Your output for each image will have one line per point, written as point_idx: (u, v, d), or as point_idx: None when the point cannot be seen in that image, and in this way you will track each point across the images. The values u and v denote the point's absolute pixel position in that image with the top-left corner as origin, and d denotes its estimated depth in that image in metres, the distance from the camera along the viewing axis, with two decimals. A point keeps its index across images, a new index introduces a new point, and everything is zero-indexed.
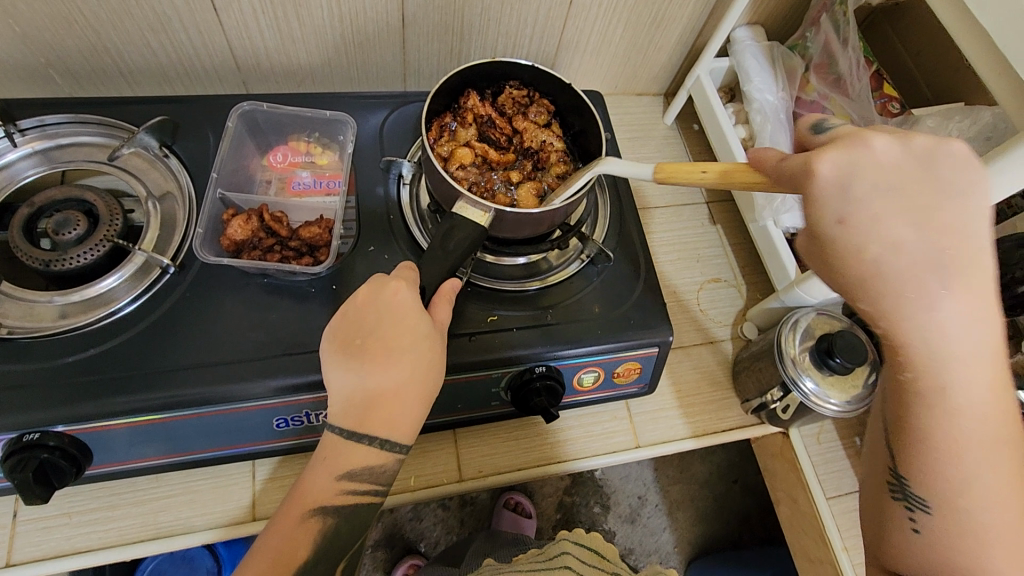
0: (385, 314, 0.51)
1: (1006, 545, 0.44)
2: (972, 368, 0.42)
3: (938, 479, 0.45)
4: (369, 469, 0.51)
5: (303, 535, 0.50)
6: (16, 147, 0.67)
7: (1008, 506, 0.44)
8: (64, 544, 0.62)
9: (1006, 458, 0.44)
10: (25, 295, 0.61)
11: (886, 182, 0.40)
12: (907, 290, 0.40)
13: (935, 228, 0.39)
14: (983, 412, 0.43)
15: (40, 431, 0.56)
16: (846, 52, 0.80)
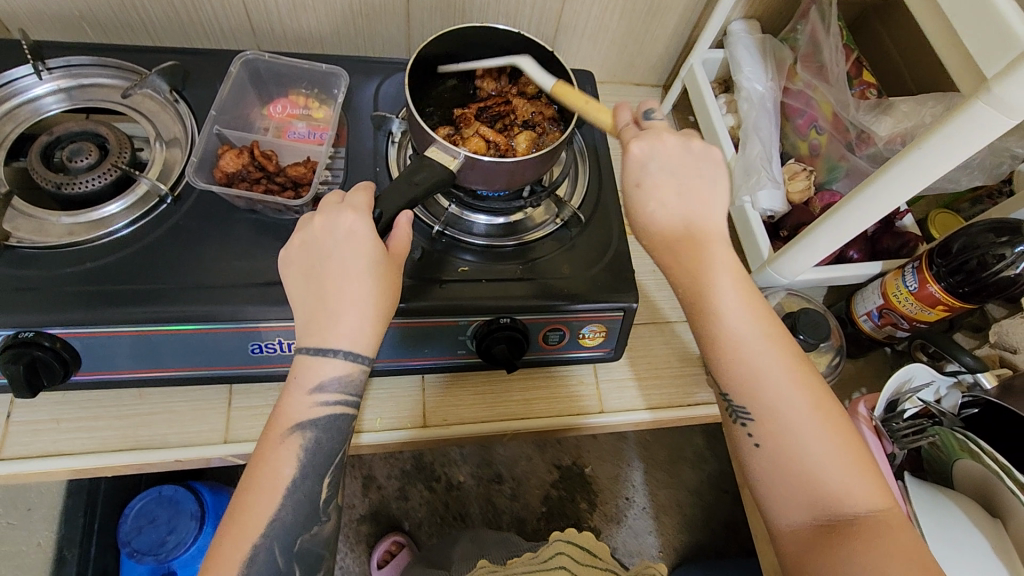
0: (339, 241, 0.56)
1: (805, 432, 0.55)
2: (730, 288, 0.57)
3: (750, 392, 0.56)
4: (336, 379, 0.56)
5: (286, 454, 0.55)
6: (43, 83, 0.73)
7: (804, 401, 0.56)
8: (49, 446, 0.67)
9: (782, 360, 0.56)
10: (37, 212, 0.67)
11: (667, 159, 0.58)
12: (673, 238, 0.57)
13: (689, 190, 0.58)
14: (751, 331, 0.56)
15: (35, 330, 0.61)
16: (829, 40, 0.81)
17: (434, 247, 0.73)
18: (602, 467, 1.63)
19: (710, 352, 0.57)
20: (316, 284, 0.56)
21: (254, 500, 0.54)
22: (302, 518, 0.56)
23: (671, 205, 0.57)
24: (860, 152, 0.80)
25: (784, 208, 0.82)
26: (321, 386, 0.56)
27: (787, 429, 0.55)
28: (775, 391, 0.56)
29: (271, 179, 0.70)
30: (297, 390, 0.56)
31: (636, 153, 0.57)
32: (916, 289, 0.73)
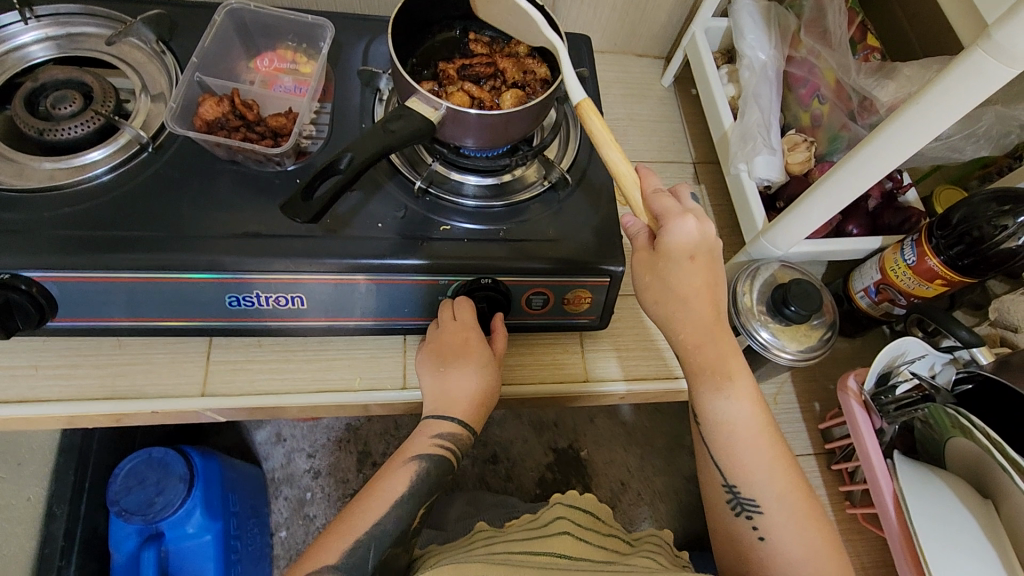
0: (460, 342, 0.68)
1: (796, 531, 0.60)
2: (741, 399, 0.61)
3: (753, 488, 0.61)
4: (447, 432, 0.67)
5: (401, 477, 0.65)
6: (29, 29, 0.73)
7: (797, 506, 0.60)
8: (27, 392, 0.67)
9: (778, 462, 0.61)
10: (18, 157, 0.67)
11: (695, 246, 0.59)
12: (701, 322, 0.61)
13: (709, 289, 0.60)
14: (754, 431, 0.61)
15: (11, 273, 0.61)
16: (833, 4, 0.78)
17: (416, 204, 0.72)
18: (598, 452, 1.61)
19: (716, 446, 0.62)
20: (439, 362, 0.69)
21: (365, 511, 0.63)
22: (394, 530, 0.63)
23: (693, 288, 0.60)
24: (862, 121, 0.77)
25: (780, 178, 0.79)
26: (437, 433, 0.67)
27: (780, 526, 0.60)
28: (772, 492, 0.60)
29: (251, 129, 0.68)
30: (419, 431, 0.68)
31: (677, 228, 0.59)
32: (915, 263, 0.71)
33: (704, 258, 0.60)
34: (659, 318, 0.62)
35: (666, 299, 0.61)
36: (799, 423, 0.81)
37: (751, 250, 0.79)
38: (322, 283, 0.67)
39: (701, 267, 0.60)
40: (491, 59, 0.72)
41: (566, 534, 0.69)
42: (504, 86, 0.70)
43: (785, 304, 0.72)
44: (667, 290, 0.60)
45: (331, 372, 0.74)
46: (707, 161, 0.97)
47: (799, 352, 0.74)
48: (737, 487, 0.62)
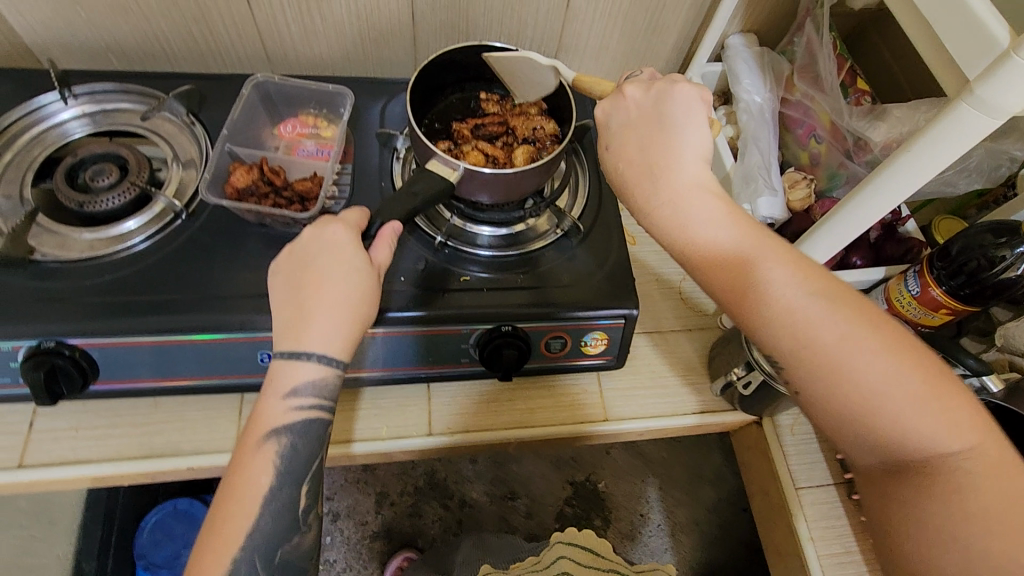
0: (336, 253, 0.57)
1: (858, 362, 0.47)
2: (718, 229, 0.53)
3: (775, 332, 0.50)
4: (308, 384, 0.56)
5: (262, 463, 0.56)
6: (68, 108, 0.78)
7: (844, 318, 0.48)
8: (70, 453, 0.70)
9: (803, 290, 0.49)
10: (59, 229, 0.70)
11: (633, 111, 0.60)
12: (638, 179, 0.57)
13: (654, 135, 0.57)
14: (755, 265, 0.51)
15: (56, 340, 0.64)
16: (822, 51, 0.82)
17: (436, 258, 0.75)
18: (616, 484, 1.61)
19: (733, 311, 0.52)
20: (295, 291, 0.56)
21: (232, 513, 0.54)
22: (281, 526, 0.56)
23: (637, 143, 0.58)
24: (858, 160, 0.81)
25: (782, 216, 0.83)
26: (295, 392, 0.56)
27: (840, 360, 0.47)
28: (815, 330, 0.48)
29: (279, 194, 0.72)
30: (273, 393, 0.56)
31: (599, 119, 0.62)
32: (919, 293, 0.73)
33: (640, 120, 0.59)
34: (619, 180, 0.58)
35: (625, 169, 0.58)
36: (818, 453, 0.83)
37: None
38: None
39: (637, 125, 0.59)
40: (500, 121, 0.76)
41: (567, 562, 0.78)
42: (516, 143, 0.74)
43: None
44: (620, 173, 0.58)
45: (360, 422, 0.77)
46: None
47: None
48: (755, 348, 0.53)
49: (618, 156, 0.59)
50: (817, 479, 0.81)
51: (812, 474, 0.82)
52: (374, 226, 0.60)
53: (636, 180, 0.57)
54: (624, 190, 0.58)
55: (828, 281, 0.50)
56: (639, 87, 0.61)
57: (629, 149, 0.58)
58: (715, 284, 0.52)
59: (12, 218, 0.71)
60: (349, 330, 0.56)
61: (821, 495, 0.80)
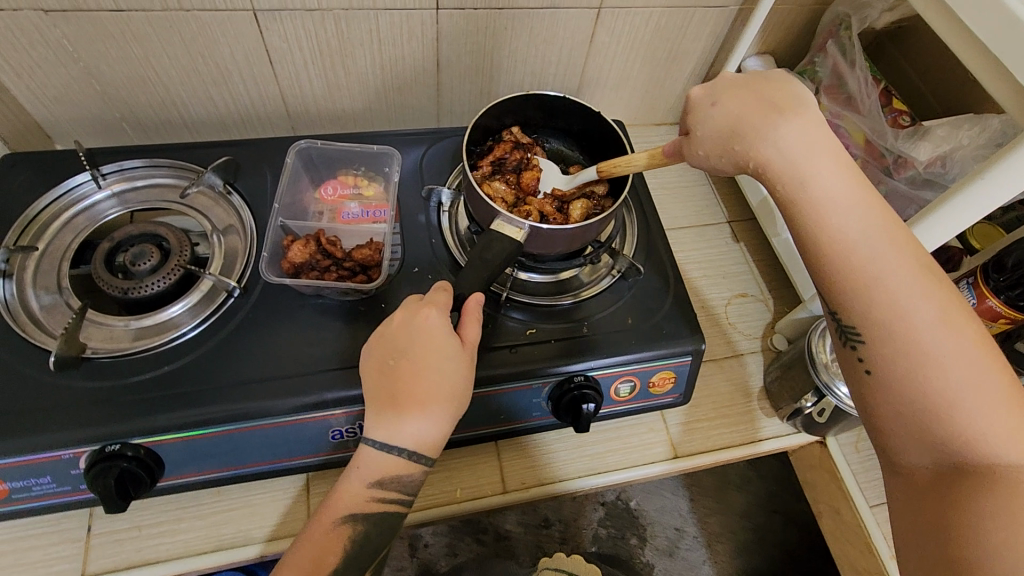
0: (432, 344, 0.56)
1: (951, 350, 0.45)
2: (835, 181, 0.51)
3: (875, 300, 0.48)
4: (400, 478, 0.56)
5: (335, 541, 0.56)
6: (101, 189, 0.76)
7: (938, 296, 0.47)
8: (136, 555, 0.66)
9: (909, 265, 0.48)
10: (107, 320, 0.67)
11: (743, 78, 0.59)
12: (753, 131, 0.54)
13: (771, 90, 0.56)
14: (864, 223, 0.50)
15: (120, 442, 0.61)
16: (854, 72, 0.85)
17: (498, 312, 0.74)
18: (650, 499, 1.42)
19: (831, 272, 0.50)
20: (392, 387, 0.56)
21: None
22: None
23: (751, 100, 0.56)
24: (898, 176, 0.81)
25: None
26: (378, 482, 0.56)
27: (926, 340, 0.46)
28: (913, 310, 0.47)
29: (339, 264, 0.72)
30: (358, 479, 0.56)
31: (698, 92, 0.59)
32: (975, 304, 0.75)
33: (752, 82, 0.57)
34: (725, 126, 0.56)
35: (737, 117, 0.55)
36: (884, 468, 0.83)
37: (812, 305, 0.83)
38: None
39: (749, 86, 0.57)
40: (510, 171, 0.75)
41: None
42: (569, 195, 0.75)
43: None
44: (722, 122, 0.56)
45: (430, 486, 0.74)
46: (741, 220, 1.01)
47: None
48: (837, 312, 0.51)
49: (731, 108, 0.56)
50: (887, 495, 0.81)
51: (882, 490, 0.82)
52: (458, 301, 0.62)
53: (753, 125, 0.54)
54: (733, 136, 0.55)
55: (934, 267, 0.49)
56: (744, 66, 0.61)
57: (742, 104, 0.56)
58: (819, 237, 0.50)
59: (56, 311, 0.67)
60: (443, 422, 0.56)
61: None
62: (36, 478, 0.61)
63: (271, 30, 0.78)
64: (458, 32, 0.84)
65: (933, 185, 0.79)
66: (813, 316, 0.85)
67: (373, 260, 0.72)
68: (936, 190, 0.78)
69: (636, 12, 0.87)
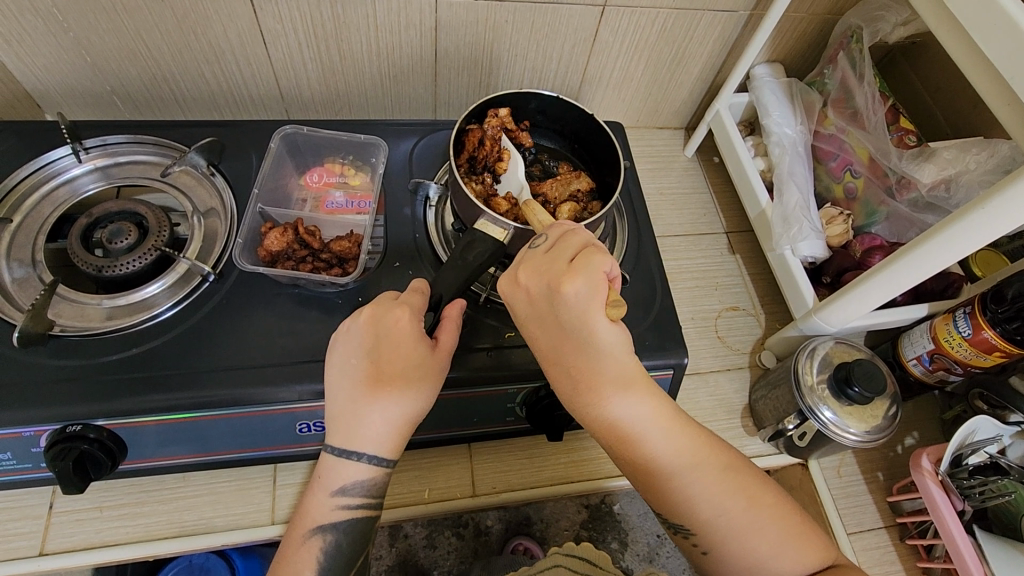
0: (400, 349, 0.56)
1: (750, 535, 0.53)
2: (635, 425, 0.54)
3: (690, 509, 0.54)
4: (360, 483, 0.56)
5: (307, 555, 0.55)
6: (81, 163, 0.75)
7: (731, 487, 0.54)
8: (94, 537, 0.65)
9: (709, 472, 0.54)
10: (78, 297, 0.66)
11: (536, 304, 0.55)
12: (564, 386, 0.56)
13: (563, 334, 0.54)
14: (666, 448, 0.54)
15: (82, 423, 0.60)
16: (862, 87, 0.84)
17: (478, 312, 0.72)
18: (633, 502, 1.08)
19: (653, 488, 0.55)
20: (356, 387, 0.55)
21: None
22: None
23: (551, 344, 0.55)
24: (901, 197, 0.82)
25: (825, 255, 0.82)
26: (343, 492, 0.55)
27: (733, 530, 0.53)
28: (716, 505, 0.53)
29: (316, 254, 0.71)
30: (321, 489, 0.56)
31: (506, 303, 0.58)
32: (970, 335, 0.72)
33: (548, 323, 0.54)
34: (540, 361, 0.57)
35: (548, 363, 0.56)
36: (867, 496, 0.80)
37: (803, 326, 0.80)
38: None
39: (546, 324, 0.54)
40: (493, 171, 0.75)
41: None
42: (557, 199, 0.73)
43: (848, 384, 0.71)
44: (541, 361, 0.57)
45: (397, 485, 0.73)
46: (739, 231, 0.99)
47: (862, 432, 0.72)
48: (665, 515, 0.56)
49: (539, 349, 0.56)
50: (868, 523, 0.78)
51: (862, 518, 0.78)
52: (437, 302, 0.60)
53: (561, 379, 0.55)
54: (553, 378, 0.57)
55: (729, 455, 0.56)
56: (530, 271, 0.55)
57: (548, 351, 0.55)
58: (638, 464, 0.55)
59: (28, 285, 0.66)
60: (406, 421, 0.56)
61: (872, 539, 0.77)
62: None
63: (265, 10, 0.76)
64: (457, 23, 0.82)
65: (935, 209, 0.80)
66: (803, 335, 0.82)
67: (351, 253, 0.71)
68: (937, 214, 0.80)
69: (641, 12, 0.84)
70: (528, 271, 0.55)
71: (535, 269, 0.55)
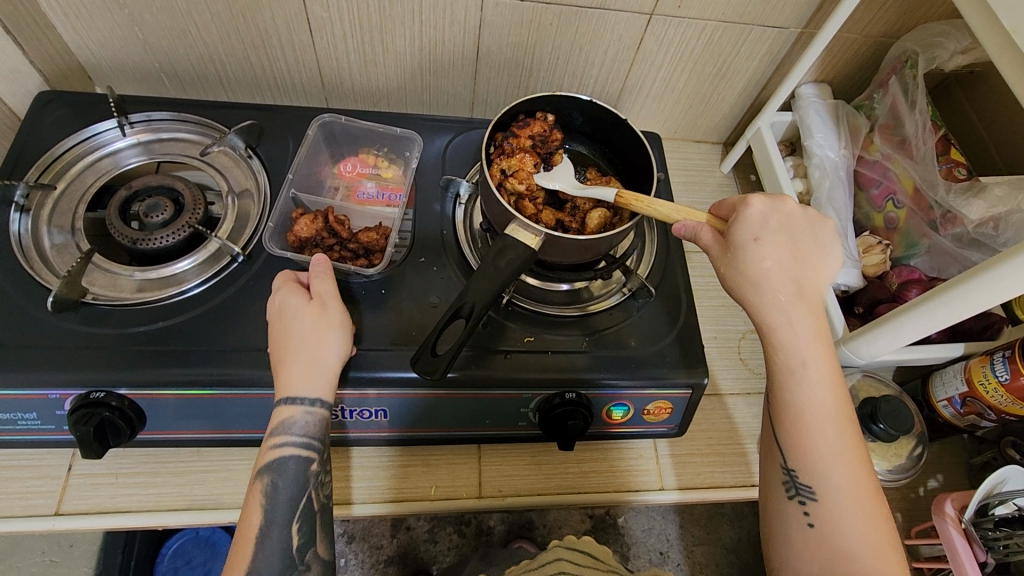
0: (303, 311, 0.62)
1: (860, 507, 0.54)
2: (820, 377, 0.56)
3: (813, 467, 0.55)
4: (293, 421, 0.59)
5: (256, 500, 0.57)
6: (125, 137, 0.77)
7: (859, 462, 0.55)
8: (108, 502, 0.67)
9: (848, 440, 0.56)
10: (112, 267, 0.68)
11: (790, 215, 0.60)
12: (779, 314, 0.57)
13: (811, 300, 0.58)
14: (828, 406, 0.56)
15: (105, 390, 0.61)
16: (914, 115, 0.82)
17: (501, 314, 0.71)
18: (637, 517, 1.17)
19: (795, 432, 0.56)
20: (275, 348, 0.61)
21: (236, 558, 0.55)
22: (279, 567, 0.56)
23: (794, 281, 0.58)
24: (943, 231, 0.79)
25: (859, 284, 0.80)
26: (285, 431, 0.59)
27: (850, 489, 0.54)
28: (837, 472, 0.55)
29: (344, 244, 0.72)
30: (269, 438, 0.59)
31: (751, 205, 0.60)
32: (1008, 380, 0.69)
33: (802, 246, 0.59)
34: (746, 295, 0.58)
35: (769, 316, 0.57)
36: None
37: None
38: (404, 398, 0.66)
39: (798, 249, 0.59)
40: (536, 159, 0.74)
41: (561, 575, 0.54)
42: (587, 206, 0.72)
43: (873, 419, 0.71)
44: (746, 272, 0.58)
45: (405, 479, 0.74)
46: None
47: (886, 469, 0.72)
48: (794, 469, 0.56)
49: (755, 297, 0.58)
50: None
51: None
52: (463, 308, 0.60)
53: (782, 298, 0.57)
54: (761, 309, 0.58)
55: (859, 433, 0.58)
56: (785, 203, 0.61)
57: (792, 314, 0.57)
58: (784, 409, 0.57)
59: (66, 251, 0.69)
60: (316, 357, 0.60)
61: None
62: (23, 412, 0.62)
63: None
64: (502, 23, 0.82)
65: (980, 246, 0.77)
66: None
67: (378, 245, 0.72)
68: (982, 251, 0.77)
69: (689, 23, 0.83)
70: (771, 209, 0.60)
71: (775, 225, 0.59)
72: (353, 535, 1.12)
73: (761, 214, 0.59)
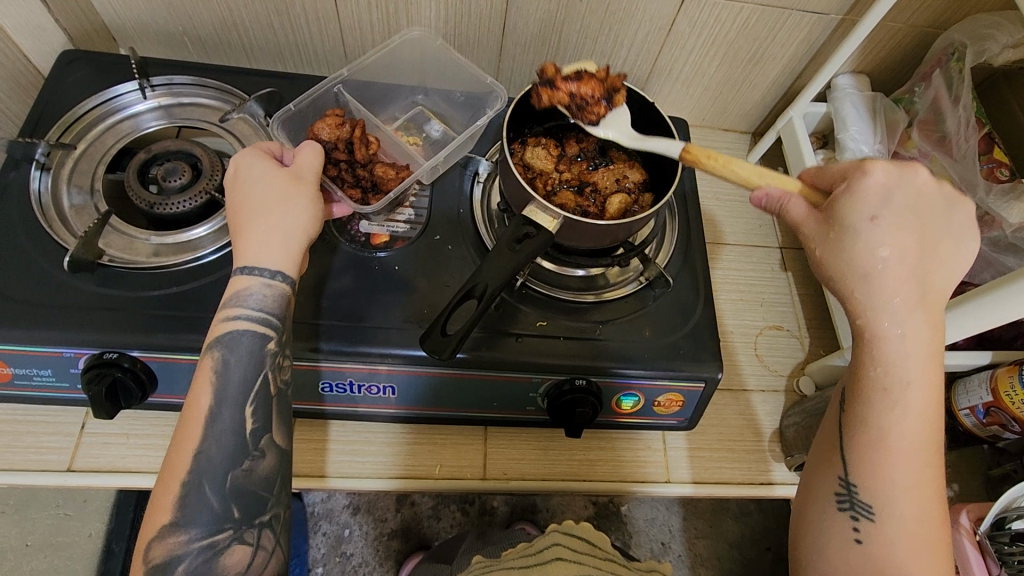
0: (270, 182, 0.59)
1: (920, 534, 0.53)
2: (919, 395, 0.53)
3: (878, 487, 0.53)
4: (253, 296, 0.57)
5: (204, 383, 0.55)
6: (146, 100, 0.76)
7: (928, 488, 0.53)
8: (120, 461, 0.68)
9: (927, 467, 0.53)
10: (128, 230, 0.68)
11: (918, 196, 0.55)
12: (888, 319, 0.53)
13: (929, 301, 0.53)
14: (916, 427, 0.53)
15: (119, 351, 0.61)
16: (956, 111, 0.79)
17: (514, 296, 0.70)
18: (641, 506, 1.16)
19: (871, 450, 0.53)
20: (237, 215, 0.59)
21: (183, 436, 0.53)
22: (228, 451, 0.54)
23: (915, 279, 0.53)
24: (979, 234, 0.77)
25: None
26: (240, 300, 0.57)
27: (908, 514, 0.53)
28: (901, 495, 0.53)
29: (354, 167, 0.70)
30: (224, 310, 0.57)
31: (879, 178, 0.54)
32: None
33: (925, 240, 0.54)
34: (858, 284, 0.53)
35: (874, 320, 0.53)
36: None
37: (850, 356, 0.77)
38: (411, 375, 0.65)
39: (921, 240, 0.53)
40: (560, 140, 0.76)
41: (559, 561, 0.54)
42: (608, 190, 0.71)
43: None
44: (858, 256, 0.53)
45: (411, 456, 0.74)
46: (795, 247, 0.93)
47: None
48: (855, 486, 0.54)
49: (863, 289, 0.53)
50: None
51: None
52: (476, 289, 0.58)
53: (893, 298, 0.52)
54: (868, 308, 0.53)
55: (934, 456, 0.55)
56: (920, 182, 0.55)
57: (903, 323, 0.52)
58: (865, 421, 0.54)
59: (85, 213, 0.69)
60: (273, 222, 0.58)
61: None
62: (39, 368, 0.63)
63: None
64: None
65: (1017, 251, 0.74)
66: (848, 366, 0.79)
67: (382, 184, 0.70)
68: (1019, 257, 0.74)
69: (725, 4, 0.80)
70: (902, 191, 0.54)
71: (901, 205, 0.54)
72: (357, 507, 1.14)
73: (884, 189, 0.54)
